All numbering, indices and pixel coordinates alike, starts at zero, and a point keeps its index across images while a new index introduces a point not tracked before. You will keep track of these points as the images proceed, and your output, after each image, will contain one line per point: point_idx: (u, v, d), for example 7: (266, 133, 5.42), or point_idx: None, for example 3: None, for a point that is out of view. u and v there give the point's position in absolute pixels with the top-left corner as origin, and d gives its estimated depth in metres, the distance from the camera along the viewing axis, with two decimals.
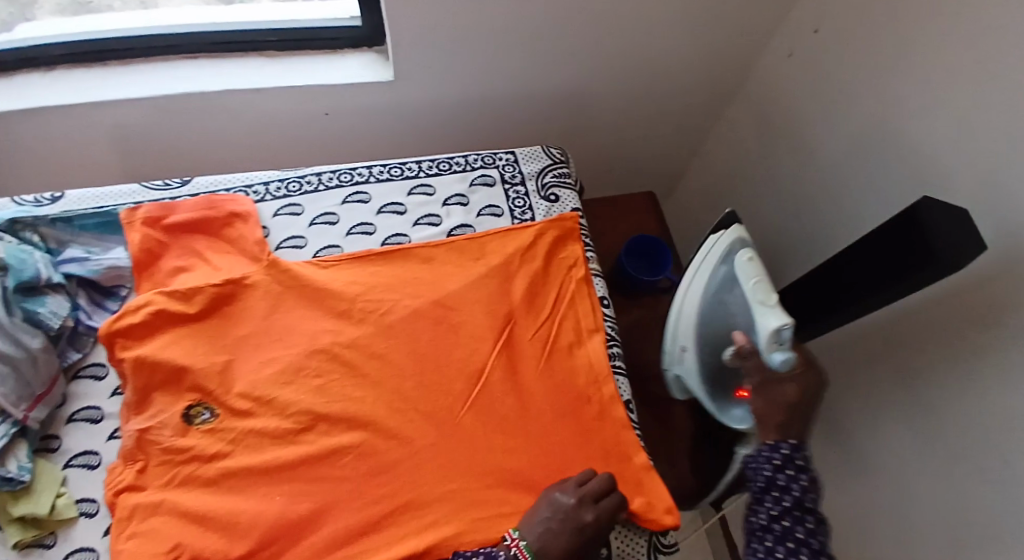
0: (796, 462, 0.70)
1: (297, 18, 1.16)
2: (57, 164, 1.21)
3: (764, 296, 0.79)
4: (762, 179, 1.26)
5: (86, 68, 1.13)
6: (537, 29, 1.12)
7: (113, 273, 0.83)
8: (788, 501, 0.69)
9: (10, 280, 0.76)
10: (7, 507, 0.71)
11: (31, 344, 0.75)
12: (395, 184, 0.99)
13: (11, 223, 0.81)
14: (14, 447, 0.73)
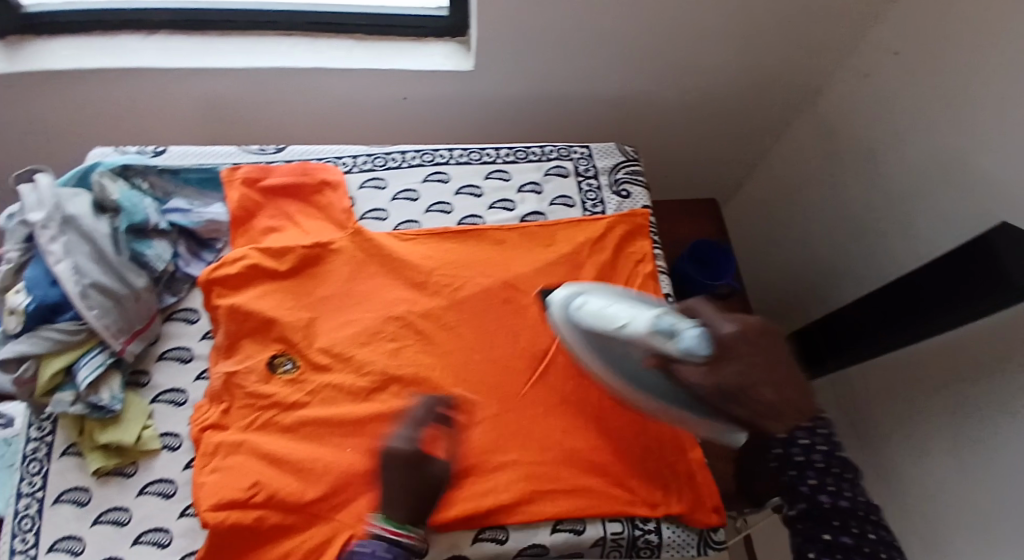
0: (815, 463, 0.83)
1: (387, 5, 1.22)
2: (147, 124, 1.26)
3: (606, 318, 0.73)
4: (824, 196, 1.27)
5: (186, 35, 1.19)
6: (616, 33, 1.16)
7: (211, 226, 0.88)
8: (818, 500, 0.81)
9: (123, 221, 0.82)
10: (95, 434, 0.76)
11: (136, 283, 0.79)
12: (474, 168, 1.03)
13: (125, 168, 0.86)
14: (106, 379, 0.77)
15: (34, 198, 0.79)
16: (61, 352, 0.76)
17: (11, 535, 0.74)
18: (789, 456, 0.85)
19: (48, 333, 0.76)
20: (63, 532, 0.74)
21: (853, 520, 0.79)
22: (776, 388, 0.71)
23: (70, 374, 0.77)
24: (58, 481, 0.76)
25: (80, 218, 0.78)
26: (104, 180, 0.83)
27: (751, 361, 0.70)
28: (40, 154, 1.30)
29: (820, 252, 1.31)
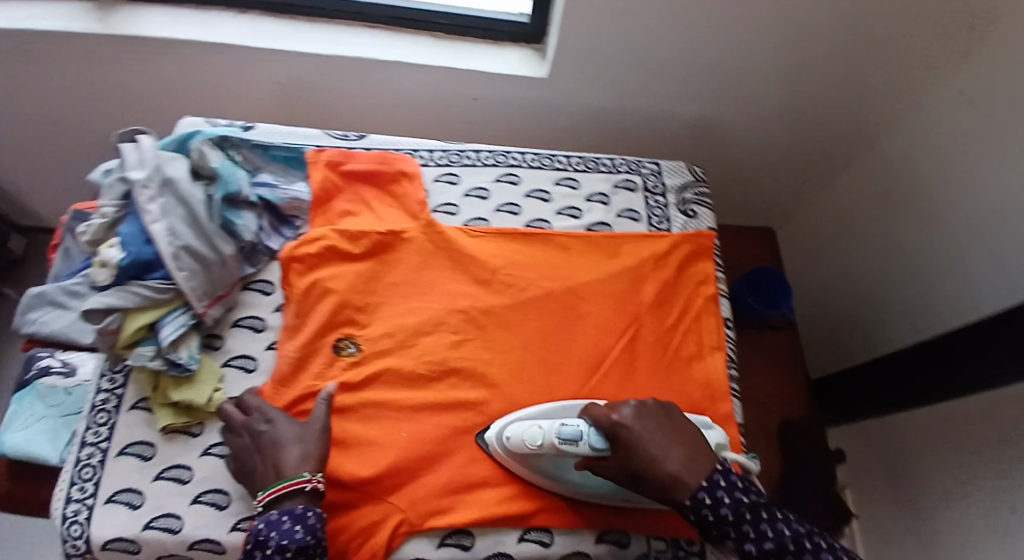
0: (728, 519, 0.69)
1: (471, 6, 1.24)
2: (226, 100, 1.30)
3: (515, 430, 0.78)
4: (883, 238, 1.27)
5: (276, 17, 1.22)
6: (694, 54, 1.18)
7: (294, 204, 0.92)
8: (744, 548, 0.69)
9: (219, 190, 0.85)
10: (168, 391, 0.79)
11: (225, 250, 0.82)
12: (545, 173, 1.04)
13: (223, 139, 0.91)
14: (186, 338, 0.80)
15: (136, 158, 0.82)
16: (146, 308, 0.79)
17: (72, 483, 0.76)
18: (696, 517, 0.70)
19: (138, 288, 0.78)
20: (123, 485, 0.76)
21: (784, 554, 0.68)
22: (668, 457, 0.72)
23: (151, 331, 0.80)
24: (122, 435, 0.78)
25: (178, 181, 0.81)
26: (204, 148, 0.86)
27: (645, 438, 0.72)
28: (121, 117, 1.34)
29: (872, 293, 1.31)
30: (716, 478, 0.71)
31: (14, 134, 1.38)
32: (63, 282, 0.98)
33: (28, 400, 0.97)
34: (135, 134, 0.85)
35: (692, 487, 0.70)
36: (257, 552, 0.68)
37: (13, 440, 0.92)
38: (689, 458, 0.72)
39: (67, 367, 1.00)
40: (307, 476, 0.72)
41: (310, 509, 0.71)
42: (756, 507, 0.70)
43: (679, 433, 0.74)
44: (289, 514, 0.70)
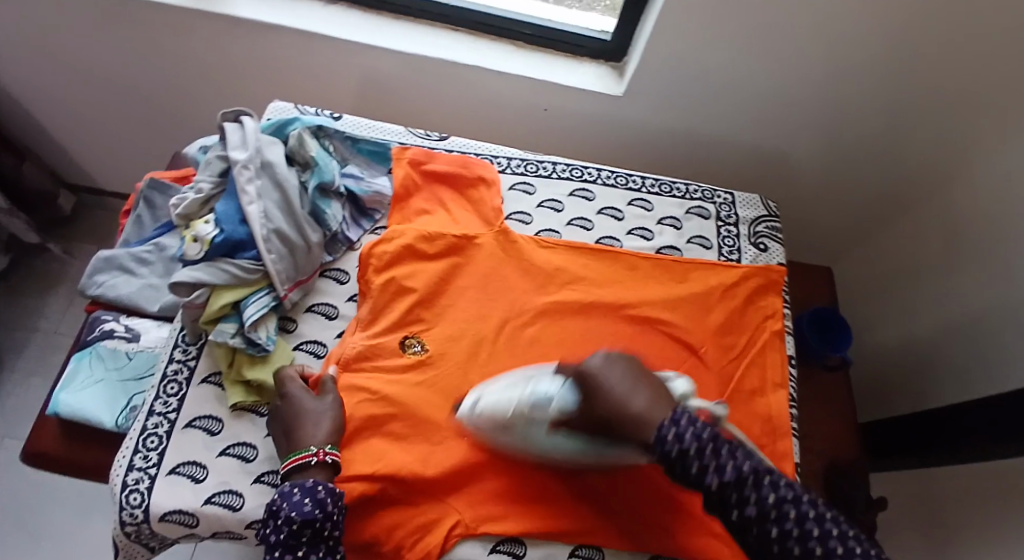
0: (689, 451, 0.64)
1: (555, 19, 1.24)
2: (305, 87, 1.32)
3: (489, 397, 0.79)
4: (942, 291, 1.24)
5: (364, 13, 1.24)
6: (770, 87, 1.18)
7: (376, 198, 0.95)
8: (705, 481, 0.64)
9: (314, 177, 0.90)
10: (243, 369, 0.81)
11: (311, 237, 0.86)
12: (618, 192, 1.05)
13: (320, 129, 0.96)
14: (265, 319, 0.83)
15: (238, 139, 0.86)
16: (232, 287, 0.81)
17: (136, 450, 0.77)
18: (659, 453, 0.66)
19: (227, 266, 0.81)
20: (188, 457, 0.77)
21: (744, 486, 0.63)
22: (633, 397, 0.69)
23: (234, 309, 0.82)
24: (192, 406, 0.80)
25: (276, 166, 0.86)
26: (303, 136, 0.92)
27: (612, 382, 0.70)
28: (195, 91, 1.37)
29: (925, 345, 1.28)
30: (678, 415, 0.66)
31: (91, 96, 1.41)
32: (133, 247, 1.00)
33: (88, 360, 0.96)
34: (238, 115, 0.89)
35: (655, 427, 0.66)
36: (271, 521, 0.71)
37: (69, 400, 0.92)
38: (656, 400, 0.69)
39: (130, 333, 0.99)
40: (313, 450, 0.74)
41: (320, 483, 0.73)
42: (718, 440, 0.65)
43: (643, 375, 0.71)
44: (300, 487, 0.72)
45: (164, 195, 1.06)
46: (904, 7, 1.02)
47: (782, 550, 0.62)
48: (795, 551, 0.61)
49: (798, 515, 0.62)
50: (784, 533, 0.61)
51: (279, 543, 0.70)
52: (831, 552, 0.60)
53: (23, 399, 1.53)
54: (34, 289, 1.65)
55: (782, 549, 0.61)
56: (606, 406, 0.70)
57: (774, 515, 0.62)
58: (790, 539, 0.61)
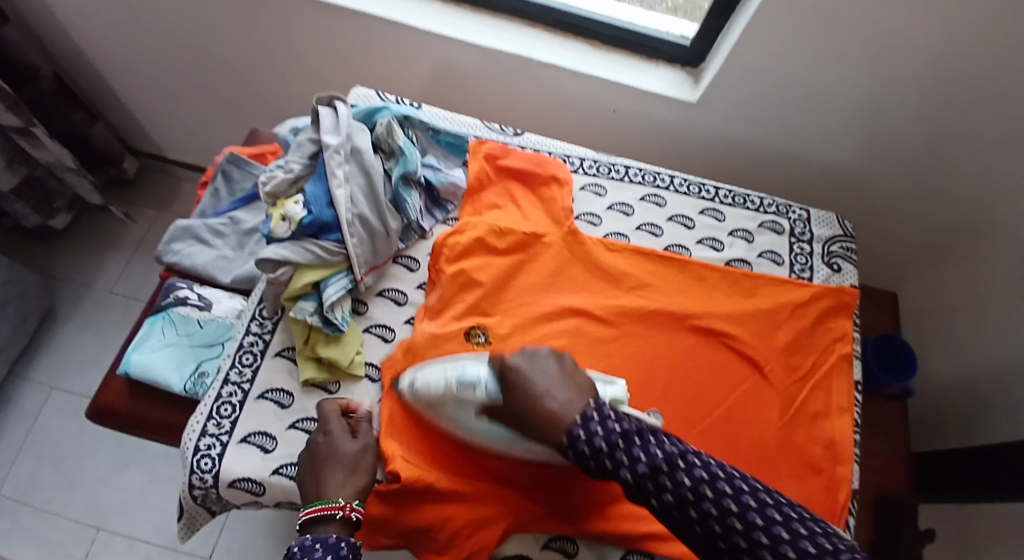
0: (602, 449, 0.64)
1: (635, 21, 1.22)
2: (379, 73, 1.33)
3: (422, 377, 0.79)
4: (1006, 327, 1.19)
5: (443, 3, 1.24)
6: (848, 102, 1.15)
7: (451, 190, 0.97)
8: (621, 476, 0.64)
9: (399, 167, 0.90)
10: (317, 346, 0.83)
11: (391, 224, 0.88)
12: (690, 200, 1.04)
13: (406, 118, 0.97)
14: (342, 300, 0.85)
15: (330, 123, 0.89)
16: (316, 267, 0.84)
17: (209, 417, 0.80)
18: (573, 454, 0.66)
19: (313, 247, 0.83)
20: (259, 428, 0.80)
21: (658, 474, 0.62)
22: (551, 395, 0.69)
23: (314, 287, 0.85)
24: (265, 378, 0.83)
25: (365, 151, 0.87)
26: (391, 124, 0.93)
27: (534, 376, 0.71)
28: (271, 69, 1.38)
29: (984, 383, 1.24)
30: (589, 413, 0.66)
31: (165, 64, 1.44)
32: (210, 219, 1.04)
33: (161, 324, 0.99)
34: (332, 100, 0.92)
35: (567, 427, 0.67)
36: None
37: (140, 360, 0.94)
38: (573, 397, 0.69)
39: (203, 301, 1.00)
40: (341, 503, 0.71)
41: (343, 540, 0.68)
42: (629, 434, 0.65)
43: (567, 374, 0.72)
44: (322, 543, 0.68)
45: (242, 169, 1.09)
46: (996, 29, 0.98)
47: (707, 532, 0.60)
48: (717, 529, 0.60)
49: (716, 494, 0.61)
50: (705, 514, 0.60)
51: None
52: (752, 523, 0.59)
53: (72, 351, 1.57)
54: (93, 246, 1.70)
55: (705, 530, 0.60)
56: (517, 397, 0.71)
57: (692, 497, 0.61)
58: (711, 519, 0.60)
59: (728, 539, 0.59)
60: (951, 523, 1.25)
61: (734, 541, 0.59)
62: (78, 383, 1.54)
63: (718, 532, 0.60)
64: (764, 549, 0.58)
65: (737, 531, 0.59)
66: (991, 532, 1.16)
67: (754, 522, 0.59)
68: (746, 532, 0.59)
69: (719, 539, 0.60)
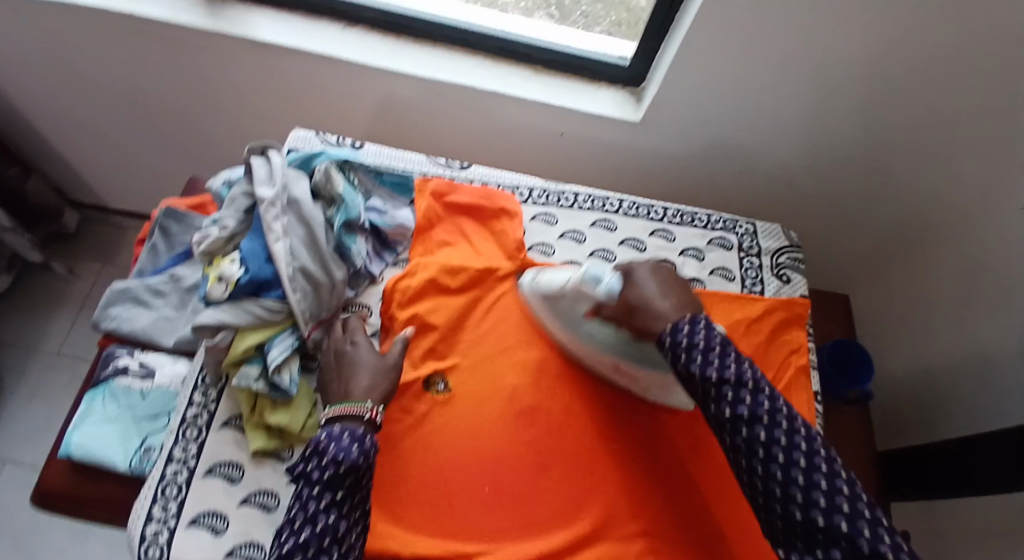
0: (698, 345, 0.71)
1: (574, 44, 1.22)
2: (321, 110, 1.30)
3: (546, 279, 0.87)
4: (955, 321, 1.22)
5: (382, 36, 1.21)
6: (789, 111, 1.16)
7: (399, 231, 0.94)
8: (705, 375, 0.70)
9: (340, 215, 0.89)
10: (265, 413, 0.82)
11: (336, 273, 0.86)
12: (640, 223, 1.03)
13: (346, 162, 0.94)
14: (289, 361, 0.82)
15: (264, 173, 0.86)
16: (256, 328, 0.80)
17: (155, 500, 0.79)
18: (669, 342, 0.72)
19: (252, 307, 0.80)
20: (209, 506, 0.79)
21: (741, 389, 0.69)
22: (664, 298, 0.76)
23: (258, 350, 0.81)
24: (211, 451, 0.82)
25: (302, 202, 0.85)
26: (330, 170, 0.91)
27: (645, 281, 0.78)
28: (211, 113, 1.34)
29: (937, 377, 1.27)
30: (698, 317, 0.73)
31: (97, 115, 1.38)
32: (148, 278, 0.99)
33: (101, 399, 0.96)
34: (265, 149, 0.89)
35: (671, 323, 0.74)
36: (315, 459, 0.72)
37: (81, 441, 0.91)
38: (680, 306, 0.75)
39: (145, 369, 0.98)
40: (367, 406, 0.77)
41: (368, 434, 0.75)
42: (726, 342, 0.71)
43: (680, 287, 0.78)
44: (349, 432, 0.74)
45: (180, 222, 1.05)
46: (921, 36, 1.01)
47: (766, 464, 0.68)
48: (777, 471, 0.67)
49: (789, 428, 0.68)
50: (771, 451, 0.68)
51: (320, 481, 0.71)
52: (814, 466, 0.66)
53: (22, 420, 1.50)
54: (36, 307, 1.62)
55: (765, 466, 0.68)
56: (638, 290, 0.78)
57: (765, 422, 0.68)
58: (774, 456, 0.67)
59: (785, 485, 0.67)
60: (920, 518, 1.27)
61: (791, 488, 0.66)
62: (30, 453, 1.47)
63: (778, 476, 0.67)
64: (817, 509, 0.65)
65: (798, 483, 0.66)
66: (958, 524, 1.18)
67: (818, 484, 0.65)
68: (807, 468, 0.66)
69: (778, 467, 0.67)
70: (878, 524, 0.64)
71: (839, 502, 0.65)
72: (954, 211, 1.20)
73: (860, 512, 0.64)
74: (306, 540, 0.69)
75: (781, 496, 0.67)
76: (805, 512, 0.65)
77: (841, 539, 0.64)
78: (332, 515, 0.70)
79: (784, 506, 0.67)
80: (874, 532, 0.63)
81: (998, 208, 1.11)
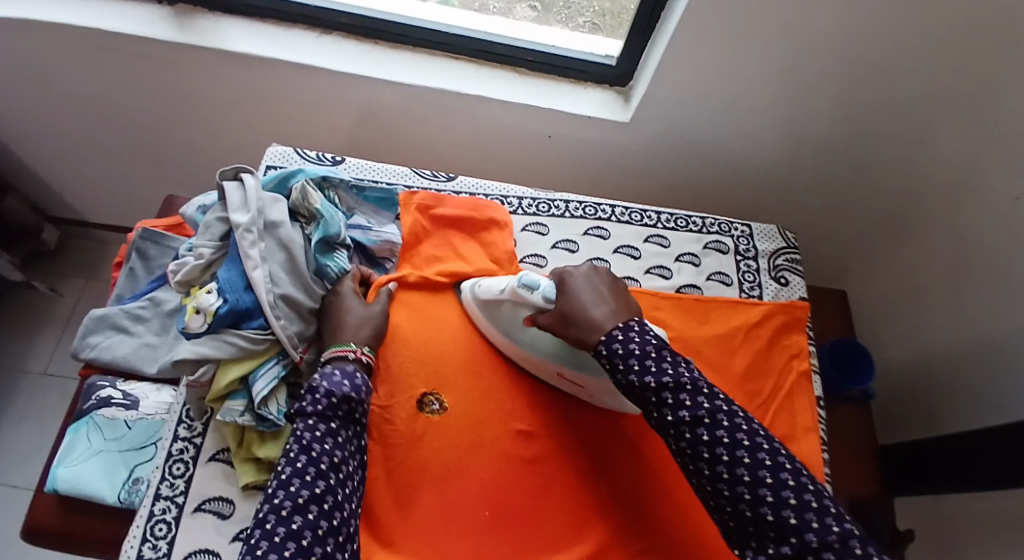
0: (634, 353, 0.71)
1: (559, 45, 1.19)
2: (301, 120, 1.26)
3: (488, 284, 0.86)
4: (952, 312, 1.20)
5: (360, 42, 1.18)
6: (780, 106, 1.14)
7: (385, 247, 0.92)
8: (643, 382, 0.70)
9: (318, 231, 0.85)
10: (253, 447, 0.80)
11: (317, 293, 0.84)
12: (634, 229, 1.01)
13: (325, 180, 0.91)
14: (275, 392, 0.80)
15: (239, 198, 0.84)
16: (239, 360, 0.79)
17: (144, 540, 0.77)
18: (606, 351, 0.72)
19: (234, 338, 0.78)
20: (200, 544, 0.77)
21: (678, 391, 0.69)
22: (596, 306, 0.75)
23: (242, 383, 0.80)
24: (199, 488, 0.80)
25: (280, 225, 0.83)
26: (307, 188, 0.88)
27: (578, 290, 0.77)
28: (188, 127, 1.30)
29: (935, 369, 1.25)
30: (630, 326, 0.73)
31: (70, 134, 1.34)
32: (127, 304, 0.95)
33: (86, 430, 0.93)
34: (238, 172, 0.87)
35: (606, 331, 0.73)
36: (309, 396, 0.74)
37: (66, 475, 0.89)
38: (615, 312, 0.75)
39: (129, 399, 0.95)
40: (352, 346, 0.79)
41: (358, 372, 0.78)
42: (661, 348, 0.71)
43: (612, 291, 0.77)
44: (341, 370, 0.77)
45: (158, 244, 1.02)
46: (910, 27, 0.99)
47: (712, 457, 0.67)
48: (723, 458, 0.66)
49: (729, 424, 0.68)
50: (715, 441, 0.67)
51: (315, 413, 0.73)
52: (757, 447, 0.66)
53: (11, 443, 1.46)
54: (18, 326, 1.57)
55: (712, 456, 0.67)
56: (571, 299, 0.77)
57: (707, 421, 0.67)
58: (720, 445, 0.67)
59: (733, 470, 0.66)
60: (924, 511, 1.26)
61: (738, 472, 0.65)
62: (21, 475, 1.43)
63: (724, 462, 0.66)
64: (765, 486, 0.64)
65: (745, 464, 0.65)
66: (963, 516, 1.17)
67: (763, 462, 0.65)
68: (751, 465, 0.65)
69: (723, 467, 0.66)
70: (826, 512, 0.63)
71: (786, 496, 0.64)
72: (949, 202, 1.18)
73: (807, 504, 0.63)
74: (303, 466, 0.69)
75: (728, 480, 0.66)
76: (754, 510, 0.64)
77: (792, 535, 0.63)
78: (327, 443, 0.72)
79: (732, 489, 0.66)
80: (822, 523, 0.62)
81: (992, 200, 1.09)
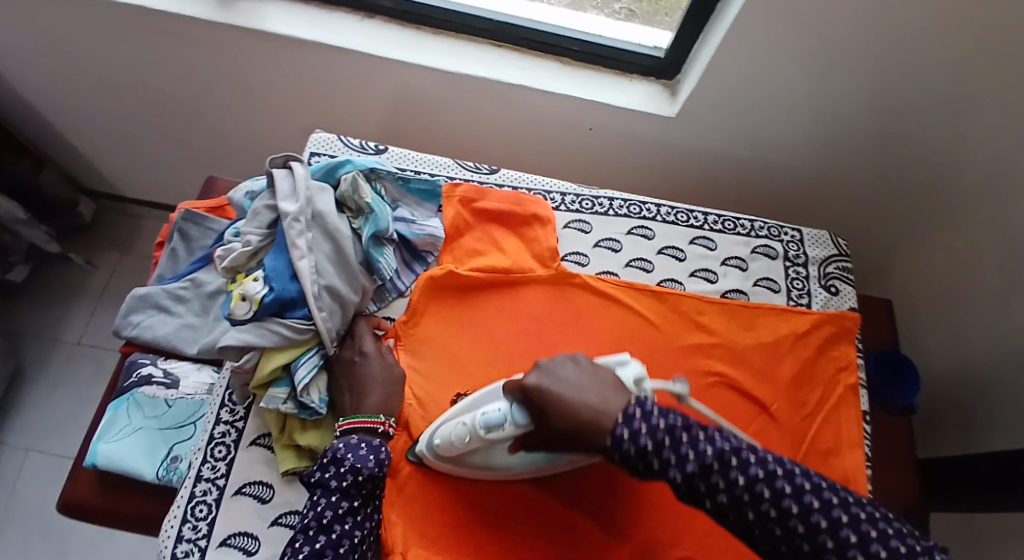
0: (648, 448, 0.61)
1: (604, 34, 1.15)
2: (339, 102, 1.25)
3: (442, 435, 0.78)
4: (1001, 326, 1.15)
5: (402, 27, 1.16)
6: (831, 105, 1.10)
7: (428, 241, 0.90)
8: (671, 476, 0.61)
9: (368, 227, 0.86)
10: (294, 434, 0.80)
11: (361, 281, 0.84)
12: (680, 229, 0.98)
13: (372, 172, 0.90)
14: (316, 380, 0.81)
15: (287, 186, 0.83)
16: (282, 348, 0.79)
17: (184, 519, 0.78)
18: (619, 456, 0.63)
19: (278, 327, 0.78)
20: (241, 526, 0.77)
21: (709, 475, 0.60)
22: (586, 402, 0.66)
23: (285, 371, 0.80)
24: (241, 471, 0.80)
25: (327, 215, 0.83)
26: (358, 179, 0.87)
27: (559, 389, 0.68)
28: (226, 106, 1.30)
29: (980, 381, 1.21)
30: (631, 410, 0.63)
31: (110, 110, 1.35)
32: (170, 284, 0.94)
33: (126, 408, 0.94)
34: (287, 160, 0.86)
35: (609, 428, 0.63)
36: (333, 466, 0.72)
37: (107, 451, 0.89)
38: (611, 402, 0.66)
39: (169, 378, 0.96)
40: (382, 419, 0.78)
41: (384, 444, 0.75)
42: (676, 431, 0.61)
43: (595, 377, 0.69)
44: (366, 443, 0.74)
45: (199, 226, 1.02)
46: (974, 27, 0.94)
47: (766, 533, 0.58)
48: (777, 532, 0.58)
49: (772, 493, 0.58)
50: (763, 515, 0.58)
51: (338, 489, 0.72)
52: (807, 506, 0.57)
53: (46, 409, 1.49)
54: (55, 297, 1.60)
55: (764, 531, 0.58)
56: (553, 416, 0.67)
57: (749, 499, 0.58)
58: (771, 520, 0.58)
59: (791, 542, 0.57)
60: (961, 527, 1.22)
61: (796, 543, 0.57)
62: (58, 444, 1.47)
63: (779, 535, 0.57)
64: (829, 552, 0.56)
65: (799, 533, 0.57)
66: (1002, 535, 1.13)
67: (817, 524, 0.56)
68: (807, 533, 0.56)
69: (780, 540, 0.58)
70: None
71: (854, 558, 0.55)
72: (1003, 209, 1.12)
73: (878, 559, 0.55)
74: (322, 547, 0.69)
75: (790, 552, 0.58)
76: None
77: None
78: (347, 524, 0.71)
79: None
80: None
81: None
